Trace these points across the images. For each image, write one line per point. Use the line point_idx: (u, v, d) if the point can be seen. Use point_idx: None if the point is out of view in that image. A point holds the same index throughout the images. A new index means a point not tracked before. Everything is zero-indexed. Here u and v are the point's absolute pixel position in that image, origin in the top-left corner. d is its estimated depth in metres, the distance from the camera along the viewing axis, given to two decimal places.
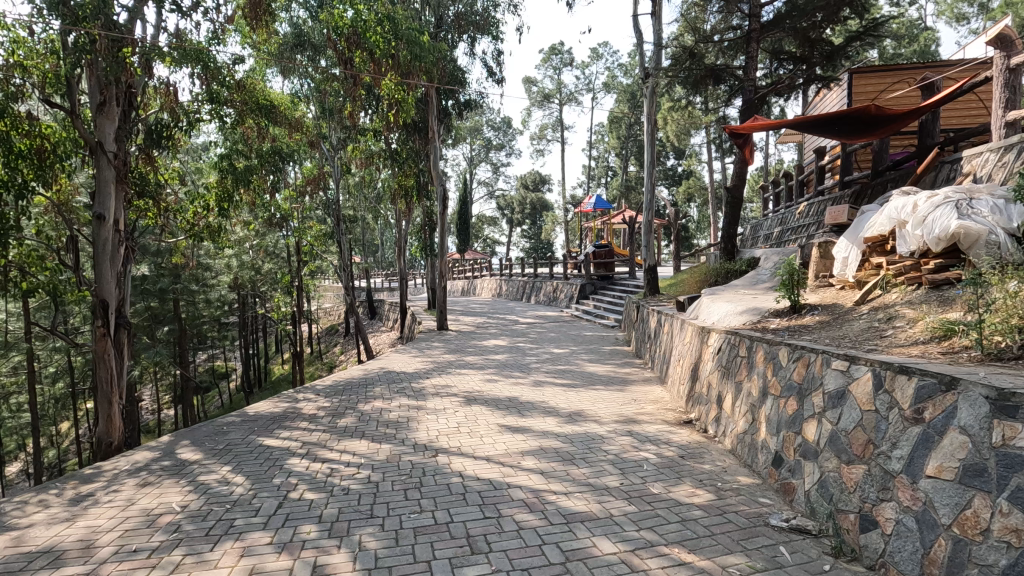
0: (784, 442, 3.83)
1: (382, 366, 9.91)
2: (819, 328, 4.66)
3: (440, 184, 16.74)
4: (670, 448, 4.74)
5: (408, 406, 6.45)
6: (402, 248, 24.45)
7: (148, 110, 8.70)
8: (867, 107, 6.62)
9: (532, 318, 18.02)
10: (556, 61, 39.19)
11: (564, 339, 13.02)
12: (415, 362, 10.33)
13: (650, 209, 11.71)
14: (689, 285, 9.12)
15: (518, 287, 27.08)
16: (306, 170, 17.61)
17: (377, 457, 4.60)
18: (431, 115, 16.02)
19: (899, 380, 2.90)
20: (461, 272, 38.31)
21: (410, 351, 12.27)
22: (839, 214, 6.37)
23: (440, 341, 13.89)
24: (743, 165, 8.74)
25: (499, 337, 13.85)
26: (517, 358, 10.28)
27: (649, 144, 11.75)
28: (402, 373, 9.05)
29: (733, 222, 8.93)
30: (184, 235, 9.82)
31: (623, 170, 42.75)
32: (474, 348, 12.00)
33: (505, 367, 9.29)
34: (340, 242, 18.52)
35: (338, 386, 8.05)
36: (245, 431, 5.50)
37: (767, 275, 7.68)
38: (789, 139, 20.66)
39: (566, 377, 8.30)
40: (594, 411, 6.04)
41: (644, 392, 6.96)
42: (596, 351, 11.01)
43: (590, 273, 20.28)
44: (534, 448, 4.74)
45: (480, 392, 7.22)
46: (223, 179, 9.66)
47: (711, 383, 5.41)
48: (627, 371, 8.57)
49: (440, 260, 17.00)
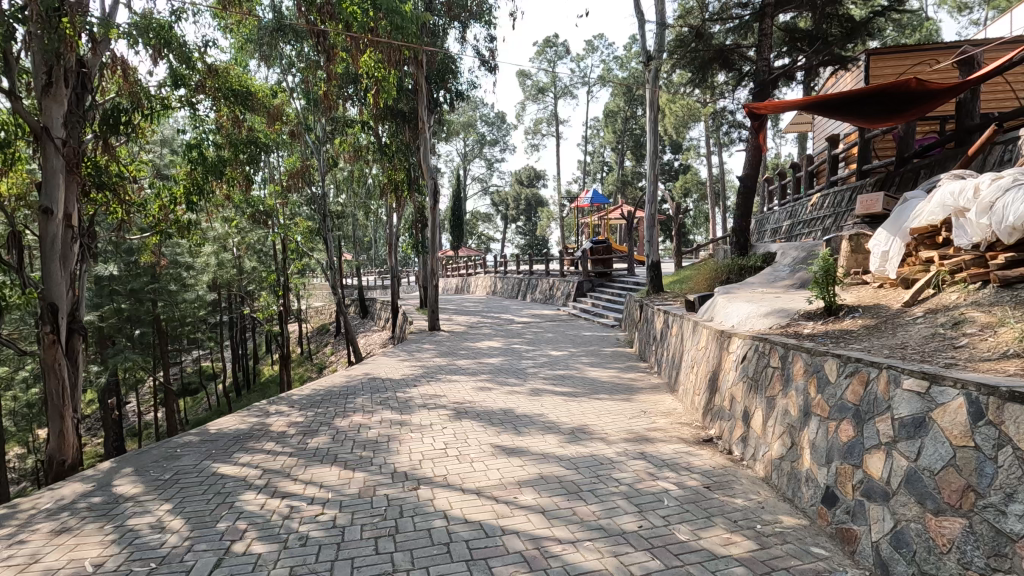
0: (837, 477, 3.15)
1: (367, 372, 9.17)
2: (866, 333, 3.98)
3: (432, 177, 15.94)
4: (693, 475, 4.04)
5: (391, 421, 5.74)
6: (394, 245, 23.68)
7: (106, 94, 7.94)
8: (907, 87, 5.82)
9: (529, 317, 17.34)
10: (550, 54, 38.50)
11: (562, 339, 12.32)
12: (403, 367, 9.62)
13: (653, 202, 11.01)
14: (697, 282, 8.46)
15: (514, 285, 26.33)
16: (290, 163, 16.77)
17: (348, 490, 3.88)
18: (422, 104, 15.24)
19: (1011, 411, 2.21)
20: (455, 269, 37.63)
21: (399, 355, 11.58)
22: (872, 204, 5.69)
23: (432, 342, 13.16)
24: (757, 152, 8.06)
25: (494, 338, 13.12)
26: (513, 362, 9.58)
27: (652, 132, 11.03)
28: (388, 380, 8.34)
29: (745, 213, 8.26)
30: (151, 231, 9.03)
31: (620, 165, 42.06)
32: (467, 351, 11.29)
33: (499, 373, 8.58)
34: (328, 239, 17.76)
35: (317, 396, 7.32)
36: (199, 456, 4.79)
37: (786, 271, 7.00)
38: (792, 130, 20.01)
39: (566, 384, 7.58)
40: (601, 427, 5.33)
41: (655, 403, 6.26)
42: (597, 353, 10.31)
43: (588, 269, 19.54)
44: (532, 477, 4.03)
45: (471, 403, 6.51)
46: (192, 170, 8.91)
47: (735, 397, 4.72)
48: (632, 377, 7.86)
49: (432, 257, 16.29)
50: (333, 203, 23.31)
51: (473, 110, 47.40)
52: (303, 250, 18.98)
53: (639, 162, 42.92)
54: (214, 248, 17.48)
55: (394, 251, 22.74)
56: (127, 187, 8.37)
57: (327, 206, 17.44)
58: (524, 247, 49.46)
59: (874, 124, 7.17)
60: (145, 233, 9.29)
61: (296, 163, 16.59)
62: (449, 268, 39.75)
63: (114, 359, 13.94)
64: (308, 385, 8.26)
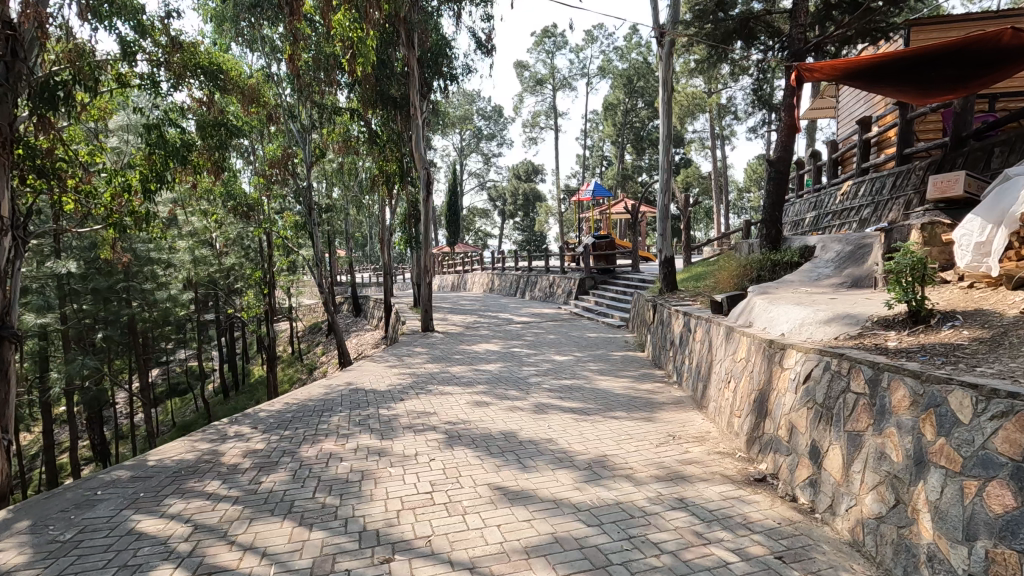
0: (993, 566, 2.17)
1: (349, 382, 8.18)
2: (988, 349, 2.99)
3: (424, 168, 14.87)
4: (756, 538, 3.08)
5: (368, 451, 4.74)
6: (386, 241, 22.66)
7: (44, 65, 6.89)
8: (997, 45, 4.92)
9: (528, 317, 16.37)
10: (549, 44, 37.52)
11: (566, 342, 11.35)
12: (391, 375, 8.61)
13: (666, 192, 9.93)
14: (722, 279, 7.47)
15: (512, 282, 25.36)
16: (271, 151, 15.60)
17: (299, 562, 2.91)
18: (414, 88, 14.18)
19: None
20: (451, 265, 36.58)
21: (388, 359, 10.60)
22: (950, 185, 4.74)
23: (424, 345, 12.17)
24: (790, 133, 7.05)
25: (492, 340, 12.14)
26: (513, 369, 8.59)
27: (665, 114, 9.88)
28: (371, 391, 7.33)
29: (776, 202, 7.27)
30: (103, 223, 7.97)
31: (620, 159, 41.13)
32: (462, 355, 10.30)
33: (497, 383, 7.60)
34: (314, 233, 16.77)
35: (286, 414, 6.31)
36: (121, 502, 3.80)
37: (831, 269, 6.04)
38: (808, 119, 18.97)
39: (576, 398, 6.59)
40: (624, 459, 4.35)
41: (683, 423, 5.29)
42: (605, 358, 9.34)
43: (590, 265, 18.57)
44: (544, 540, 3.06)
45: (466, 424, 5.53)
46: (151, 155, 7.94)
47: (796, 426, 3.76)
48: (651, 389, 6.89)
49: (425, 253, 15.32)
50: (323, 196, 22.24)
51: (468, 102, 47.58)
52: (290, 246, 17.97)
53: (639, 156, 42.01)
54: (188, 244, 16.41)
55: (386, 247, 21.69)
56: (76, 172, 7.40)
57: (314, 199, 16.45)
58: (522, 243, 48.46)
59: (925, 99, 6.32)
60: (95, 227, 8.25)
61: (277, 151, 15.49)
62: (443, 264, 38.73)
63: (69, 365, 12.73)
64: (279, 398, 7.25)
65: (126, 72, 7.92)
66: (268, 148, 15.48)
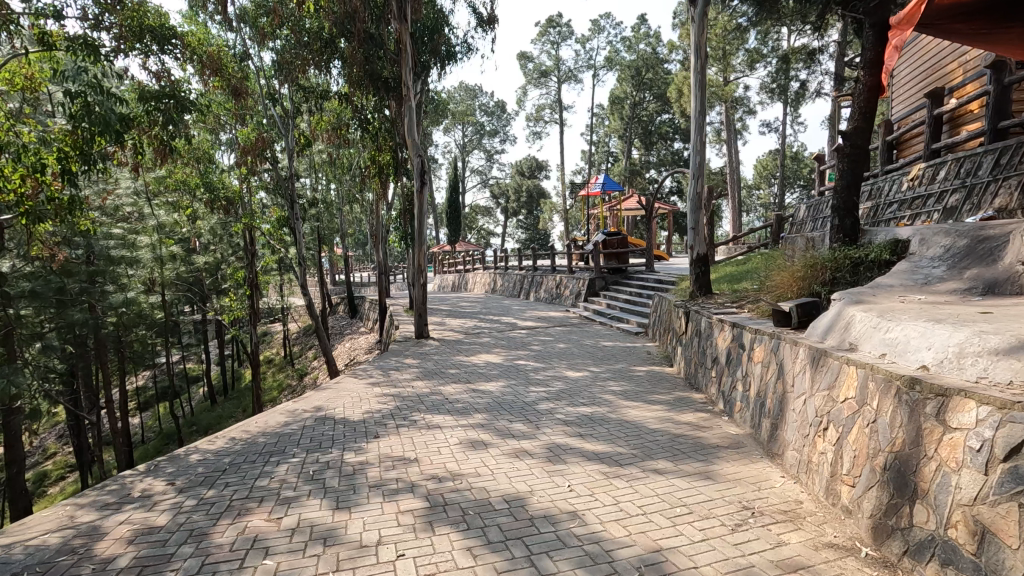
0: None
1: (319, 407, 6.67)
2: None
3: (417, 155, 13.33)
4: None
5: (310, 535, 3.26)
6: (381, 239, 21.22)
7: None
8: None
9: (533, 321, 14.92)
10: (553, 34, 36.14)
11: (578, 352, 9.87)
12: (370, 398, 7.12)
13: (699, 177, 8.44)
14: (779, 281, 6.04)
15: (515, 282, 23.92)
16: (244, 135, 14.09)
17: None
18: (406, 66, 12.65)
19: None
20: (450, 264, 35.11)
21: (372, 371, 9.17)
22: None
23: (416, 354, 10.74)
24: (873, 96, 5.55)
25: (493, 350, 10.68)
26: (518, 391, 7.10)
27: (698, 85, 8.36)
28: (340, 423, 5.84)
29: (854, 184, 5.73)
30: (15, 210, 6.61)
31: (627, 154, 39.65)
32: (457, 369, 8.84)
33: (498, 411, 6.11)
34: (297, 228, 15.30)
35: (223, 458, 4.81)
36: None
37: (943, 270, 4.56)
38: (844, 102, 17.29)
39: (601, 436, 5.09)
40: (687, 560, 2.87)
41: (757, 484, 3.81)
42: (627, 376, 7.85)
43: (600, 264, 17.11)
44: None
45: (456, 481, 4.06)
46: (74, 128, 6.56)
47: (993, 532, 2.25)
48: (696, 424, 5.40)
49: (418, 250, 13.86)
50: (312, 190, 20.78)
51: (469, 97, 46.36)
52: (274, 244, 16.53)
53: (647, 152, 40.57)
54: (152, 239, 14.38)
55: (380, 246, 20.21)
56: None
57: (295, 189, 14.98)
58: (523, 241, 47.03)
59: None
60: (8, 216, 6.84)
61: (250, 134, 13.94)
62: (443, 263, 37.30)
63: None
64: (226, 430, 5.77)
65: (51, 32, 6.56)
66: (242, 130, 13.95)
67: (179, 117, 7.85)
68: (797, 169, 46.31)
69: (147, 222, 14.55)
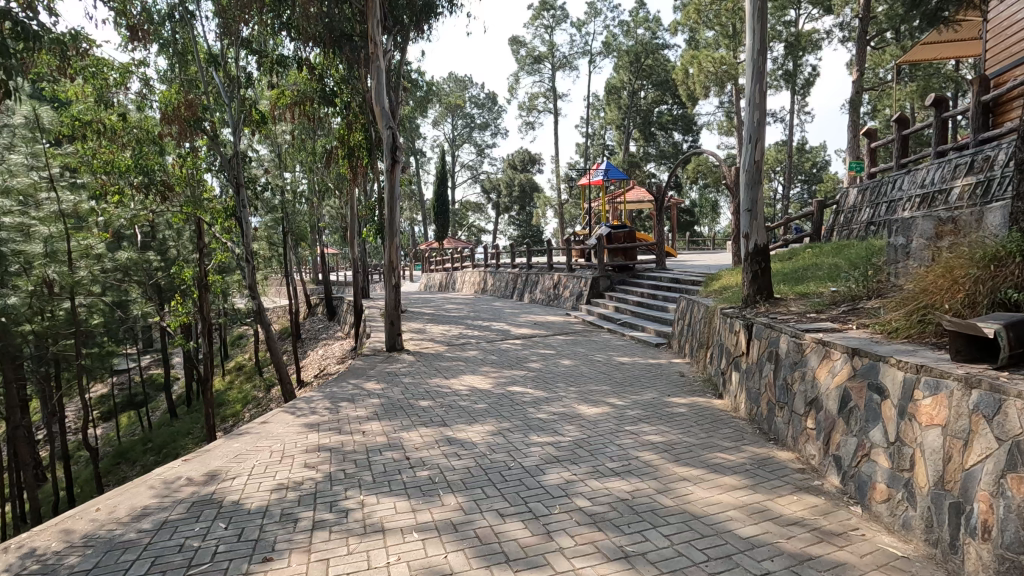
0: None
1: (210, 477, 4.37)
2: None
3: (388, 129, 11.00)
4: None
5: None
6: (355, 233, 18.90)
7: None
8: None
9: (529, 327, 12.71)
10: (547, 18, 34.07)
11: (589, 373, 7.65)
12: (295, 457, 4.80)
13: (756, 141, 6.22)
14: (917, 283, 3.94)
15: (508, 282, 21.66)
16: (166, 98, 11.74)
17: None
18: (373, 16, 10.24)
19: None
20: (437, 262, 32.69)
21: (317, 400, 6.90)
22: None
23: (380, 374, 8.46)
24: None
25: (480, 369, 8.41)
26: (513, 444, 4.82)
27: (756, 15, 6.18)
28: (224, 517, 3.58)
29: None
30: None
31: (624, 146, 37.53)
32: (430, 401, 6.56)
33: (482, 491, 3.83)
34: (244, 217, 12.89)
35: None
36: None
37: None
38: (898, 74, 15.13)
39: (661, 561, 2.86)
40: None
41: None
42: (664, 414, 5.61)
43: (604, 262, 14.92)
44: None
45: None
46: None
47: None
48: (817, 527, 3.17)
49: (390, 245, 11.46)
50: (278, 177, 18.35)
51: (460, 89, 44.18)
52: (224, 240, 14.10)
53: (646, 143, 38.32)
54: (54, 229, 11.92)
55: (356, 241, 17.89)
56: None
57: (241, 170, 12.57)
58: (516, 239, 44.69)
59: None
60: None
61: (174, 96, 11.66)
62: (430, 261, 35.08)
63: None
64: (27, 535, 3.50)
65: None
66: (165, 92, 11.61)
67: (27, 49, 5.46)
68: (800, 163, 44.42)
69: (45, 207, 11.99)
